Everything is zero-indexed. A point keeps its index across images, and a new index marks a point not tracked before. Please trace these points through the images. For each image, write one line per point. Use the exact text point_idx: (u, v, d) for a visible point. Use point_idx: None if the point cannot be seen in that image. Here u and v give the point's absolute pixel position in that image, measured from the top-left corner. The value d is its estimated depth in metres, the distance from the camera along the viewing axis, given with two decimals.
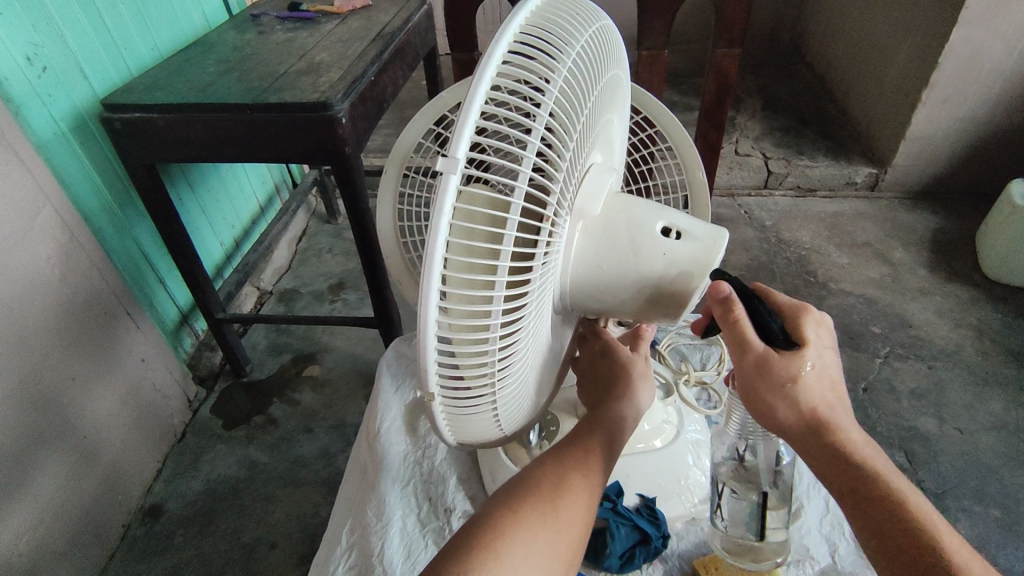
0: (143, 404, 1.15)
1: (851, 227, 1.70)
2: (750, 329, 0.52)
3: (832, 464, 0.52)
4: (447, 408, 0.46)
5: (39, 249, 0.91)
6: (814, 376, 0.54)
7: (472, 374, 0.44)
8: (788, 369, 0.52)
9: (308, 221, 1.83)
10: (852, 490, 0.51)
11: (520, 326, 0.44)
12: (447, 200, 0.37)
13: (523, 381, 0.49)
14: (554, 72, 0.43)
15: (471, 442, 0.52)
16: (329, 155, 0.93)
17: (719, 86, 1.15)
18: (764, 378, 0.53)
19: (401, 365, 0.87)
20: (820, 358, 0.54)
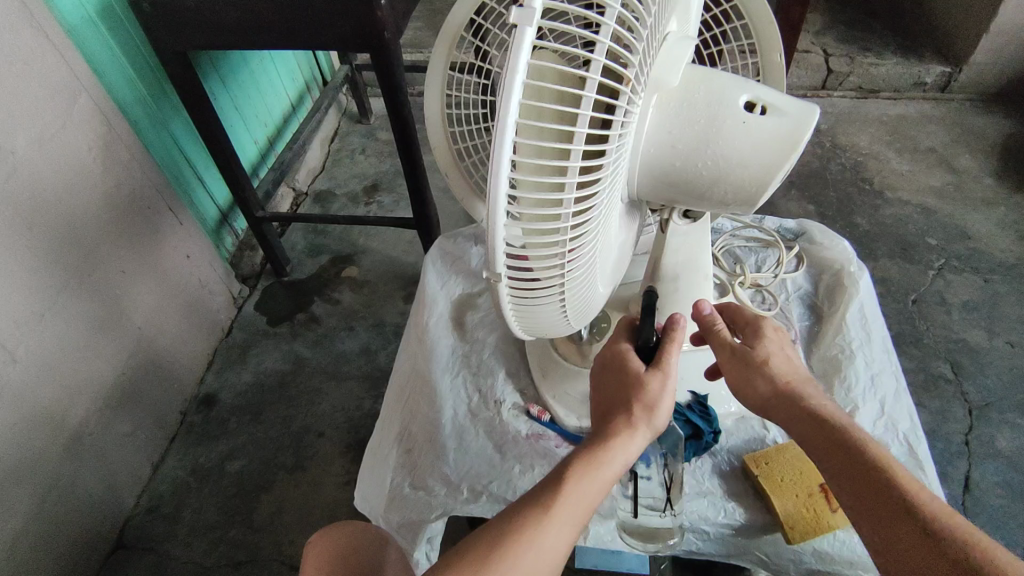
0: (190, 299, 1.17)
1: (914, 133, 1.59)
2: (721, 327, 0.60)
3: (812, 432, 0.54)
4: (512, 299, 0.44)
5: (79, 140, 0.90)
6: (785, 365, 0.58)
7: (542, 259, 0.41)
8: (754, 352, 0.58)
9: (340, 120, 1.78)
10: (839, 463, 0.52)
11: (594, 207, 0.41)
12: (522, 57, 0.32)
13: (590, 271, 0.47)
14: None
15: (532, 335, 0.51)
16: (368, 42, 0.88)
17: None
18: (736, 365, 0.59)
19: (446, 263, 0.86)
20: (788, 350, 0.59)
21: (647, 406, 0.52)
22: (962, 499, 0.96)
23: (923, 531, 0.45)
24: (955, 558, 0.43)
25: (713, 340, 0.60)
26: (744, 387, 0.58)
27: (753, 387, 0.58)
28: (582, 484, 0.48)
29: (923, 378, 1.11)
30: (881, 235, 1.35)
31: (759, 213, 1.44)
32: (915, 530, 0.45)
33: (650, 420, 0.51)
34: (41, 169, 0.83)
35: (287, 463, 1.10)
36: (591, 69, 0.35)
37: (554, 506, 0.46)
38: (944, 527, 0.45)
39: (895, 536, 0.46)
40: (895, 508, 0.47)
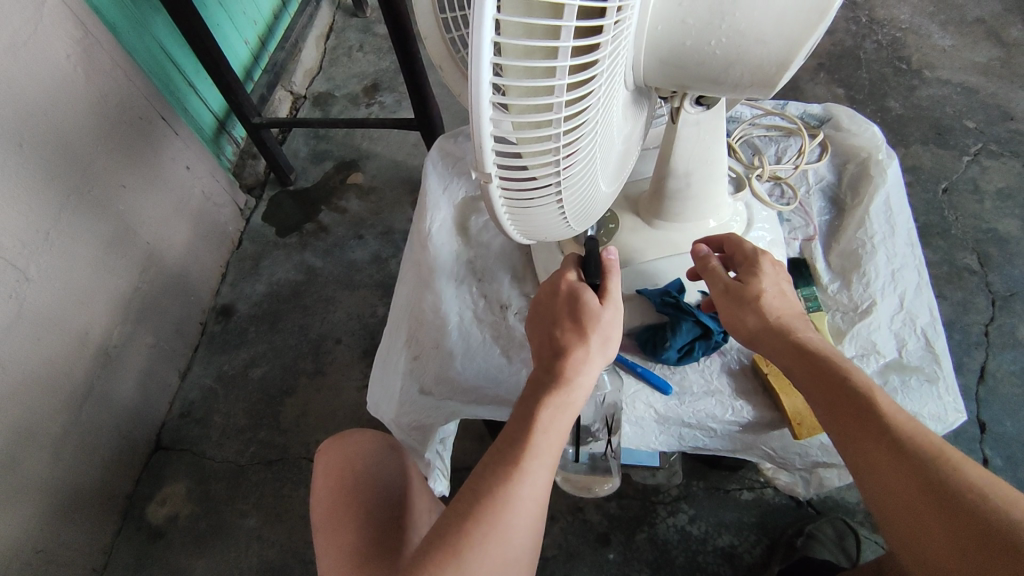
0: (196, 213, 1.16)
1: (962, 1, 1.44)
2: (717, 268, 0.60)
3: (799, 363, 0.55)
4: (505, 200, 0.41)
5: (57, 46, 0.84)
6: (775, 298, 0.58)
7: (536, 154, 0.38)
8: (747, 288, 0.58)
9: (334, 14, 1.66)
10: (819, 391, 0.52)
11: (593, 94, 0.37)
12: None
13: (590, 168, 0.44)
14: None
15: (532, 240, 0.50)
16: None
17: None
18: (730, 301, 0.59)
19: (447, 166, 0.82)
20: (783, 285, 0.59)
21: (601, 336, 0.53)
22: (976, 388, 0.96)
23: (901, 453, 0.46)
24: (931, 477, 0.44)
25: (709, 275, 0.61)
26: (737, 324, 0.59)
27: (743, 320, 0.58)
28: (551, 425, 0.48)
29: (947, 270, 1.07)
30: (916, 119, 1.26)
31: (783, 98, 1.34)
32: (893, 453, 0.46)
33: (604, 349, 0.53)
34: (21, 79, 0.79)
35: (307, 369, 1.13)
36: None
37: (527, 455, 0.47)
38: (920, 445, 0.46)
39: (872, 454, 0.47)
40: (872, 433, 0.48)
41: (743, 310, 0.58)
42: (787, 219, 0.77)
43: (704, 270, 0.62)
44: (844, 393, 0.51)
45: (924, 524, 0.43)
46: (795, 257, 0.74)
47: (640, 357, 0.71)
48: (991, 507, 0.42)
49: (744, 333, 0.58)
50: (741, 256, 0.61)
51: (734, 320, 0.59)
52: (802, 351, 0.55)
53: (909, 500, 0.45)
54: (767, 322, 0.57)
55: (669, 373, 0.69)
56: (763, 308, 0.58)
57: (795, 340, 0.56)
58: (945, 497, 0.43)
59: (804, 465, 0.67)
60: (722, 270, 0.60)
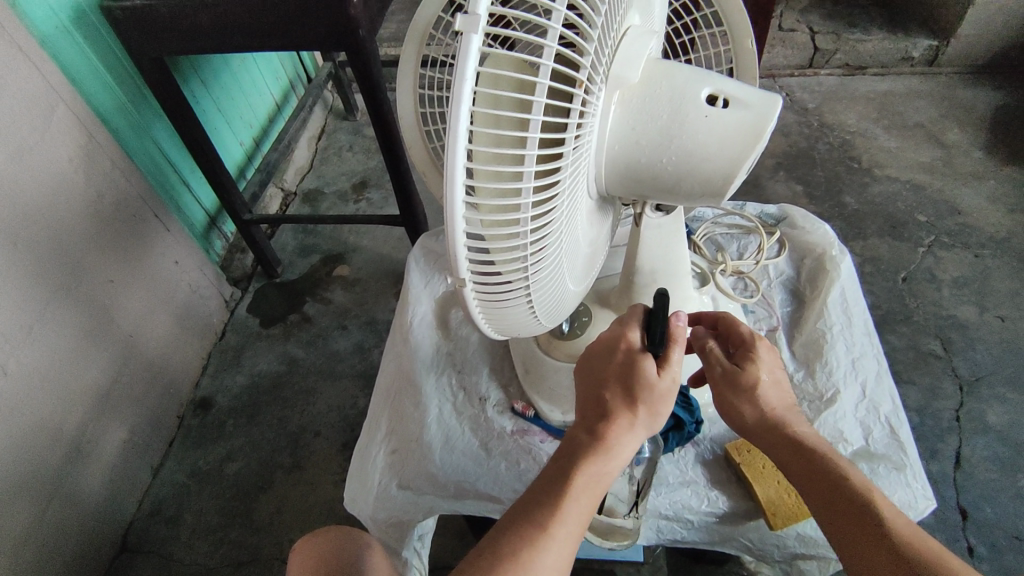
0: (181, 305, 1.18)
1: (902, 108, 1.58)
2: (713, 352, 0.61)
3: (797, 457, 0.56)
4: (477, 297, 0.44)
5: (60, 150, 0.89)
6: (771, 388, 0.59)
7: (504, 255, 0.41)
8: (743, 377, 0.59)
9: (326, 117, 1.77)
10: (819, 490, 0.54)
11: (555, 203, 0.41)
12: (469, 68, 0.33)
13: (557, 268, 0.47)
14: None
15: (507, 336, 0.52)
16: (343, 41, 0.88)
17: None
18: (725, 388, 0.60)
19: (429, 262, 0.86)
20: (778, 374, 0.60)
21: (651, 406, 0.52)
22: (953, 474, 0.97)
23: (899, 555, 0.47)
24: None
25: (705, 356, 0.62)
26: (733, 412, 0.59)
27: (740, 408, 0.59)
28: (581, 496, 0.49)
29: (913, 356, 1.11)
30: (871, 214, 1.35)
31: (746, 194, 1.43)
32: (890, 555, 0.47)
33: (651, 417, 0.52)
34: (22, 181, 0.83)
35: (285, 463, 1.10)
36: (543, 62, 0.35)
37: (554, 522, 0.47)
38: (915, 553, 0.47)
39: (868, 556, 0.48)
40: (872, 535, 0.49)
41: (739, 400, 0.59)
42: (751, 310, 0.80)
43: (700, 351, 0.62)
44: (844, 493, 0.52)
45: None
46: None
47: None
48: None
49: (740, 422, 0.59)
50: (735, 339, 0.62)
51: (728, 408, 0.59)
52: (799, 448, 0.56)
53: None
54: (763, 415, 0.58)
55: None
56: (760, 399, 0.59)
57: (792, 436, 0.57)
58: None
59: (783, 557, 0.67)
60: (718, 352, 0.61)
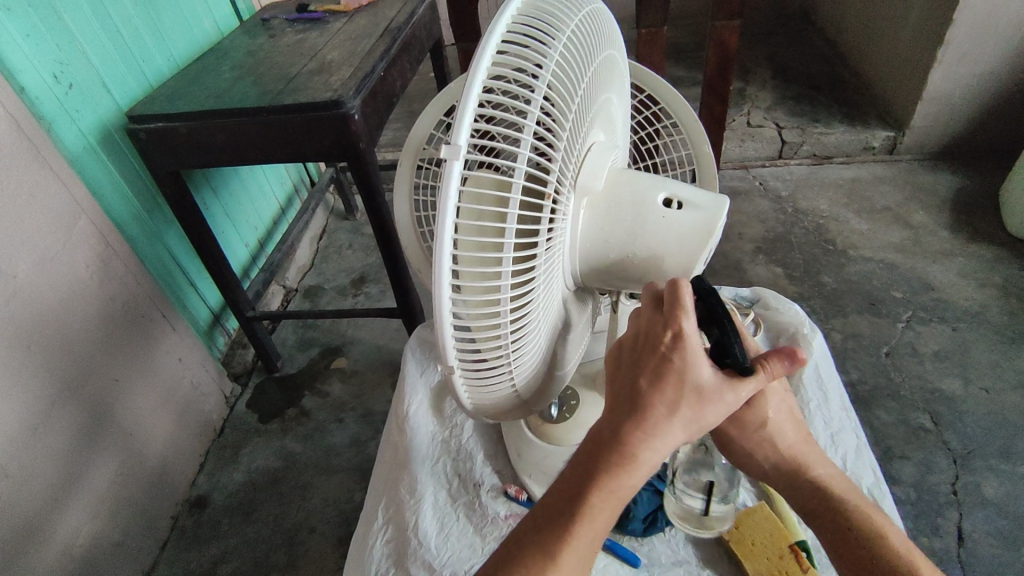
0: (182, 402, 1.20)
1: (869, 193, 1.69)
2: None
3: (809, 496, 0.61)
4: (464, 376, 0.48)
5: (78, 258, 0.96)
6: (784, 422, 0.62)
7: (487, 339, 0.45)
8: (751, 419, 0.61)
9: (327, 218, 1.87)
10: (831, 527, 0.59)
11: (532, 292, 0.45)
12: (452, 186, 0.38)
13: (537, 350, 0.51)
14: (550, 43, 0.43)
15: (491, 415, 0.55)
16: (345, 152, 0.97)
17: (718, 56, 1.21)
18: (733, 428, 0.62)
19: (425, 352, 0.90)
20: (786, 408, 0.62)
21: (694, 401, 0.45)
22: (957, 551, 0.96)
23: None
24: None
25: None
26: (744, 452, 0.63)
27: (753, 450, 0.62)
28: (604, 507, 0.46)
29: (904, 430, 1.12)
30: (849, 292, 1.40)
31: (729, 277, 1.50)
32: None
33: (694, 414, 0.45)
34: (40, 289, 0.88)
35: (279, 563, 1.08)
36: (516, 175, 0.40)
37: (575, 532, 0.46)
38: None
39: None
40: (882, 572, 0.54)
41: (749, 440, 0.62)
42: None
43: None
44: (856, 533, 0.57)
45: None
46: None
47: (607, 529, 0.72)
48: None
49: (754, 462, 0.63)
50: None
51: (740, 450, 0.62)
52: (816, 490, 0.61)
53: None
54: (779, 458, 0.62)
55: (638, 545, 0.70)
56: (774, 439, 0.62)
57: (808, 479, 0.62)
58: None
59: None
60: None
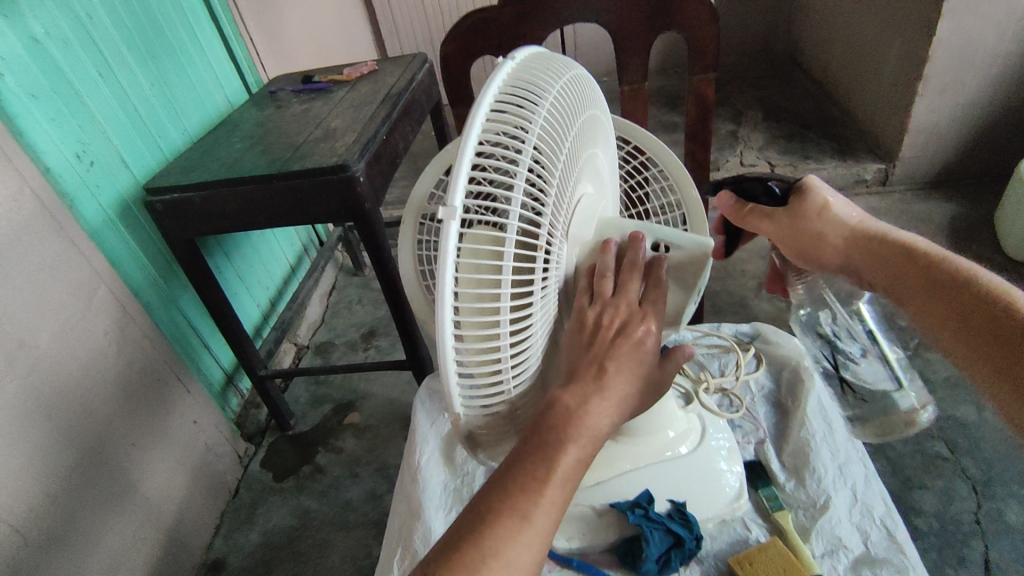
0: (197, 463, 1.21)
1: None
2: (761, 209, 0.64)
3: (886, 265, 0.63)
4: (467, 410, 0.50)
5: (98, 327, 0.99)
6: (844, 207, 0.65)
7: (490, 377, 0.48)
8: (810, 209, 0.64)
9: (337, 275, 1.92)
10: (916, 286, 0.60)
11: (531, 330, 0.48)
12: (450, 244, 0.42)
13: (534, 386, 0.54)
14: (535, 107, 0.47)
15: (491, 445, 0.58)
16: (351, 212, 1.02)
17: (699, 106, 1.05)
18: (795, 225, 0.65)
19: (434, 402, 0.91)
20: (840, 197, 0.65)
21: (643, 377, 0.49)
22: None
23: (995, 312, 0.55)
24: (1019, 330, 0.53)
25: (748, 216, 0.65)
26: (813, 245, 0.66)
27: (825, 243, 0.65)
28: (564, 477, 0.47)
29: (921, 459, 1.11)
30: None
31: (734, 313, 1.51)
32: (987, 321, 0.55)
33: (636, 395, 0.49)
34: (62, 359, 0.92)
35: None
36: (508, 230, 0.43)
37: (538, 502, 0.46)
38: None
39: (982, 344, 0.55)
40: (969, 305, 0.57)
41: (814, 230, 0.65)
42: (738, 425, 0.87)
43: (738, 214, 0.66)
44: (952, 290, 0.58)
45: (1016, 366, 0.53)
46: (751, 459, 0.84)
47: (622, 572, 0.73)
48: None
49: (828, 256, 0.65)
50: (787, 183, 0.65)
51: (808, 244, 0.66)
52: (896, 252, 0.62)
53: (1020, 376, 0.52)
54: (851, 237, 0.64)
55: None
56: (840, 223, 0.64)
57: (883, 241, 0.63)
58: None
59: None
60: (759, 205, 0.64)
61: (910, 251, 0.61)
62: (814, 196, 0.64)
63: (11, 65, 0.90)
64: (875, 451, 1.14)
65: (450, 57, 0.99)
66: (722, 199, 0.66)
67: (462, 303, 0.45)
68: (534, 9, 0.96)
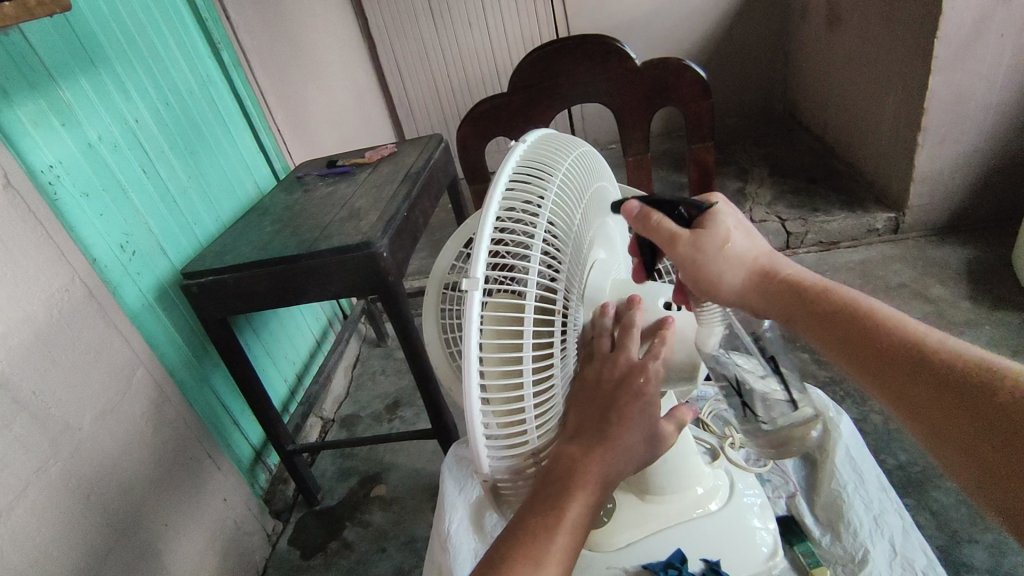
0: (226, 543, 1.21)
1: (882, 272, 1.72)
2: (667, 224, 0.54)
3: (792, 302, 0.58)
4: (494, 472, 0.52)
5: (135, 407, 1.03)
6: (741, 238, 0.60)
7: (511, 436, 0.50)
8: (711, 236, 0.56)
9: (360, 347, 1.95)
10: (832, 326, 0.55)
11: (550, 393, 0.51)
12: (474, 312, 0.45)
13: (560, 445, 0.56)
14: (546, 185, 0.51)
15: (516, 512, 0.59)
16: (375, 286, 1.06)
17: (700, 174, 1.10)
18: (696, 254, 0.56)
19: (461, 467, 0.92)
20: (742, 222, 0.60)
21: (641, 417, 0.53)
22: None
23: (917, 354, 0.49)
24: (948, 375, 0.47)
25: (654, 234, 0.55)
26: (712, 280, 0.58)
27: (727, 281, 0.59)
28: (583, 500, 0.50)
29: (967, 512, 1.07)
30: None
31: None
32: (908, 362, 0.49)
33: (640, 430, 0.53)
34: (101, 440, 0.95)
35: None
36: (527, 296, 0.47)
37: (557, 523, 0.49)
38: (959, 366, 0.47)
39: (912, 398, 0.49)
40: (890, 347, 0.51)
41: (715, 259, 0.57)
42: (767, 479, 0.87)
43: (642, 225, 0.55)
44: (876, 333, 0.52)
45: (955, 422, 0.46)
46: (783, 514, 0.84)
47: None
48: (1003, 377, 0.44)
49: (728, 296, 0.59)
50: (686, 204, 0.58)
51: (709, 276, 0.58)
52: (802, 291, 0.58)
53: (961, 431, 0.46)
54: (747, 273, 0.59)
55: None
56: (740, 256, 0.59)
57: (786, 279, 0.59)
58: (1000, 418, 0.43)
59: None
60: (660, 217, 0.54)
61: (820, 292, 0.57)
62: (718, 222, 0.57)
63: (66, 168, 0.98)
64: (915, 505, 1.10)
65: (466, 140, 1.07)
66: (628, 208, 0.56)
67: (483, 365, 0.47)
68: (541, 92, 1.04)
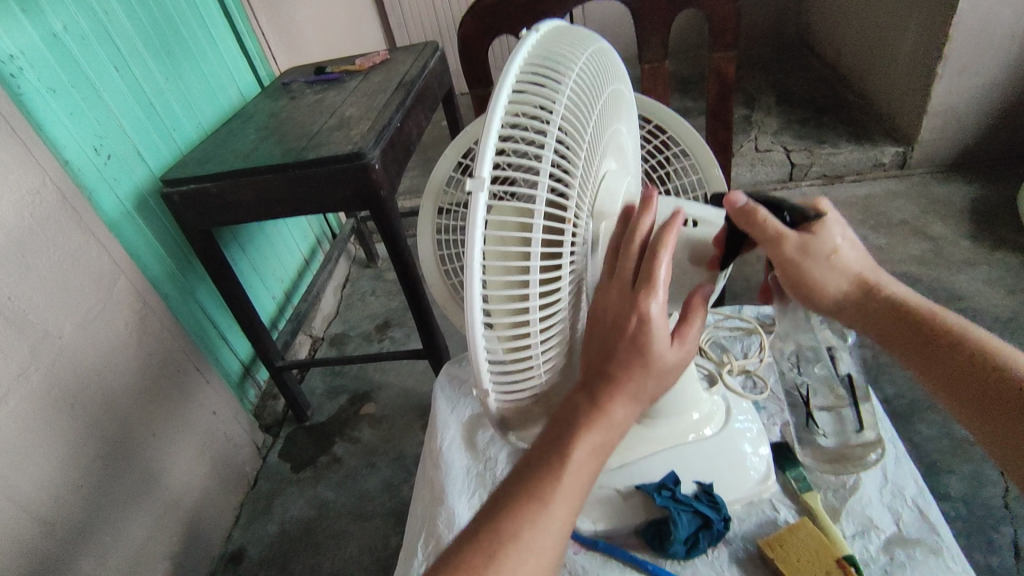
0: (217, 454, 1.22)
1: (884, 208, 1.69)
2: (774, 228, 0.51)
3: (892, 320, 0.56)
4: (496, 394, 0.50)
5: (117, 318, 1.00)
6: (849, 252, 0.56)
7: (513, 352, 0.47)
8: (818, 248, 0.54)
9: (350, 267, 1.92)
10: (932, 353, 0.54)
11: (556, 308, 0.47)
12: (479, 217, 0.41)
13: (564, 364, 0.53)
14: (559, 81, 0.46)
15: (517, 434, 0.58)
16: (366, 200, 1.01)
17: (718, 88, 1.04)
18: (802, 263, 0.54)
19: (454, 387, 0.91)
20: (852, 233, 0.57)
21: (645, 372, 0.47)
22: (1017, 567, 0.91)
23: (1018, 394, 0.50)
24: None
25: (755, 231, 0.51)
26: (812, 287, 0.57)
27: (830, 290, 0.57)
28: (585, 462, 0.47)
29: (947, 444, 1.10)
30: None
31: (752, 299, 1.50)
32: (1005, 398, 0.50)
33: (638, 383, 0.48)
34: (83, 348, 0.92)
35: None
36: (536, 203, 0.43)
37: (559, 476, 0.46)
38: None
39: (1008, 431, 0.50)
40: (993, 382, 0.51)
41: (819, 270, 0.56)
42: (764, 407, 0.88)
43: (747, 225, 0.51)
44: (965, 359, 0.53)
45: None
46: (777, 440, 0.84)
47: (649, 554, 0.73)
48: None
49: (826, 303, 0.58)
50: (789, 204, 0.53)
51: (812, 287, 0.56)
52: (906, 310, 0.56)
53: None
54: (851, 285, 0.57)
55: (681, 569, 0.70)
56: (846, 269, 0.57)
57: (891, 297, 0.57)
58: None
59: None
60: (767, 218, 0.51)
61: (925, 318, 0.55)
62: (828, 234, 0.55)
63: (29, 58, 0.90)
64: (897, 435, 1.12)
65: (469, 39, 0.99)
66: (731, 200, 0.51)
67: (486, 277, 0.44)
68: None
